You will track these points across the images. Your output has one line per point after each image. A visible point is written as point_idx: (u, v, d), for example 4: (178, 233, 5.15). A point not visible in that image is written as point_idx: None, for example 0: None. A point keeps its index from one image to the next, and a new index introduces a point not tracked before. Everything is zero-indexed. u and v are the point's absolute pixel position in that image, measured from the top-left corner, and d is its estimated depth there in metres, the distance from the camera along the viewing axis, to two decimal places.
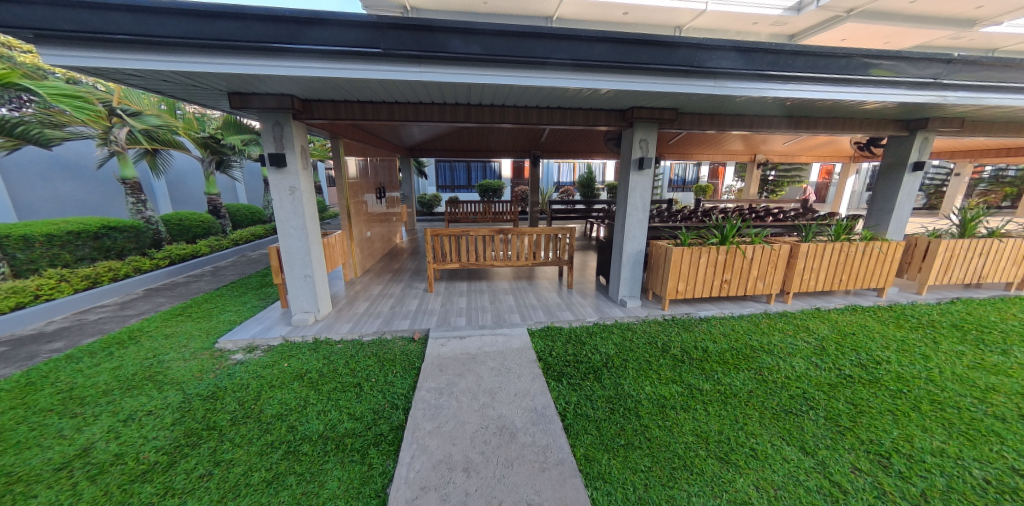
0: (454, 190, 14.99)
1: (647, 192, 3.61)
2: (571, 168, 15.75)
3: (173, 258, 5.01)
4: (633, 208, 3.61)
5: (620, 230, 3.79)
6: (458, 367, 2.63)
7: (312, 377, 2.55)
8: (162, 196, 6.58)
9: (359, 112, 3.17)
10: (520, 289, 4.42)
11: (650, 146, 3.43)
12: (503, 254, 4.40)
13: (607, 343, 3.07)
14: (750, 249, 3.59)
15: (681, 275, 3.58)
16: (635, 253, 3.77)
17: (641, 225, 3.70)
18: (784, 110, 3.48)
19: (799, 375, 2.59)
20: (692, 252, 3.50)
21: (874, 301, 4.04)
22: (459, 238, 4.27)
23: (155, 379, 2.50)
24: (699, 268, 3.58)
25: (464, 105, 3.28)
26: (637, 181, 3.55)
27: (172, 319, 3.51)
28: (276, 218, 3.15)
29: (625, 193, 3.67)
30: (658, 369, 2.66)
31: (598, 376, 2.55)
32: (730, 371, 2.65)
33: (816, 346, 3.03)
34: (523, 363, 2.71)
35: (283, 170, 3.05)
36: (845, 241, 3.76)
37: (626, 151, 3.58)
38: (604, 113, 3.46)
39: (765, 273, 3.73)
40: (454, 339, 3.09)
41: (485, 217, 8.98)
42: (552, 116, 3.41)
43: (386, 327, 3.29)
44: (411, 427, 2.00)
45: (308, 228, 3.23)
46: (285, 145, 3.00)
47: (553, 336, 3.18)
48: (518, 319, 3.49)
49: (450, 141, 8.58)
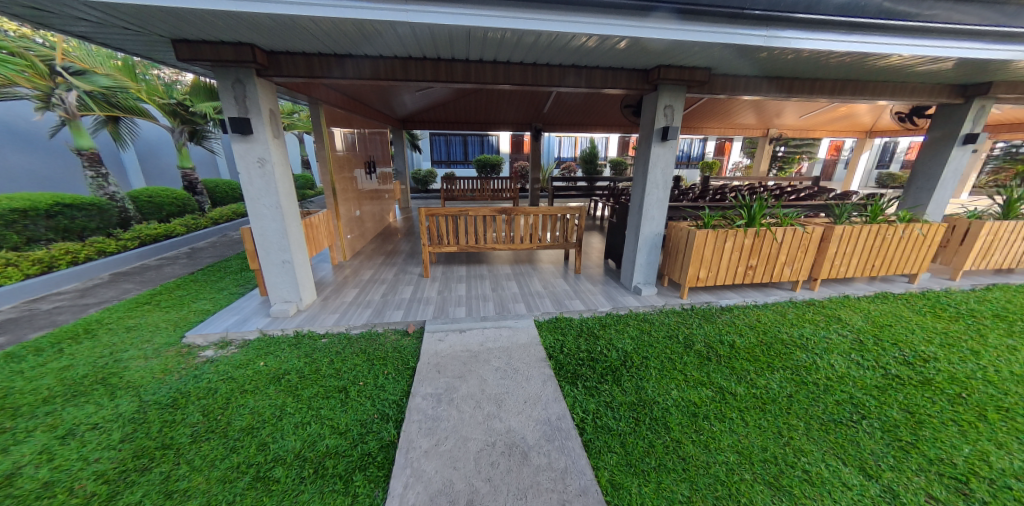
0: (450, 165, 14.28)
1: (669, 167, 3.19)
2: (572, 142, 15.00)
3: (143, 239, 4.58)
4: (653, 185, 3.20)
5: (635, 211, 3.41)
6: (458, 368, 2.31)
7: (291, 380, 2.22)
8: (131, 170, 6.04)
9: (337, 70, 2.65)
10: (524, 274, 4.08)
11: (675, 114, 3.00)
12: (506, 237, 4.01)
13: (623, 338, 2.77)
14: (780, 231, 3.23)
15: (703, 261, 3.24)
16: (652, 236, 3.40)
17: (661, 204, 3.31)
18: (831, 68, 3.01)
19: (841, 376, 2.30)
20: (717, 235, 3.15)
21: (905, 287, 3.74)
22: (458, 218, 3.86)
23: (108, 382, 2.16)
24: (723, 253, 3.24)
25: (462, 61, 2.76)
26: (659, 154, 3.12)
27: (137, 308, 3.13)
28: (245, 196, 2.71)
29: (643, 168, 3.26)
30: (683, 369, 2.37)
31: (616, 378, 2.26)
32: (764, 372, 2.36)
33: (854, 341, 2.74)
34: (531, 362, 2.40)
35: (249, 138, 2.57)
36: (883, 223, 3.42)
37: (647, 121, 3.13)
38: (625, 73, 2.96)
39: (794, 259, 3.38)
40: (453, 333, 2.77)
41: (484, 194, 8.51)
42: (566, 76, 2.91)
43: (376, 319, 2.95)
44: (404, 446, 1.70)
45: (284, 206, 2.81)
46: (250, 109, 2.52)
47: (564, 329, 2.87)
48: (523, 309, 3.16)
49: (446, 110, 7.94)
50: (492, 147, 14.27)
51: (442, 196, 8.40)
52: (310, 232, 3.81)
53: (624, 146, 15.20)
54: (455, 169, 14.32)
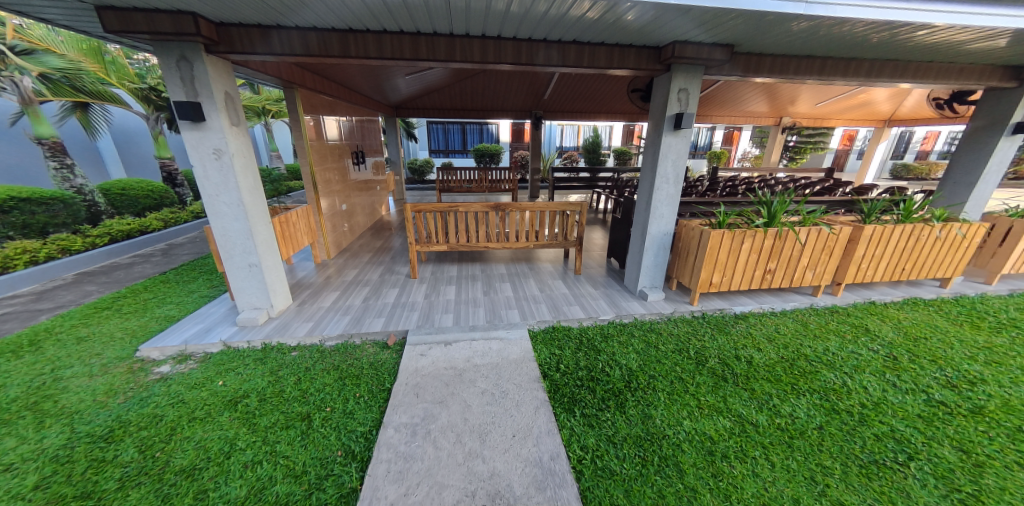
0: (448, 154, 13.83)
1: (681, 159, 2.84)
2: (575, 131, 14.48)
3: (114, 235, 4.30)
4: (662, 179, 2.87)
5: (643, 208, 3.08)
6: (439, 391, 2.04)
7: (249, 405, 1.95)
8: (109, 159, 5.74)
9: (300, 46, 2.29)
10: (519, 276, 3.77)
11: (690, 99, 2.64)
12: (500, 234, 3.68)
13: (627, 352, 2.49)
14: (803, 232, 2.90)
15: (717, 264, 2.93)
16: (660, 236, 3.08)
17: (672, 201, 2.97)
18: (872, 45, 2.61)
19: (877, 402, 2.00)
20: (732, 236, 2.83)
21: (936, 292, 3.41)
22: (447, 214, 3.52)
23: (40, 408, 1.89)
24: (739, 255, 2.92)
25: (446, 35, 2.39)
26: (671, 144, 2.77)
27: (95, 315, 2.87)
28: (201, 192, 2.39)
29: (651, 160, 2.92)
30: (695, 393, 2.08)
31: (620, 404, 1.98)
32: (789, 396, 2.07)
33: (887, 357, 2.43)
34: (522, 383, 2.11)
35: (202, 126, 2.25)
36: (918, 223, 3.07)
37: (658, 106, 2.78)
38: (634, 50, 2.58)
39: (818, 262, 3.06)
40: (437, 347, 2.49)
41: (481, 186, 8.14)
42: (566, 55, 2.54)
43: (354, 329, 2.66)
44: (366, 496, 1.43)
45: (247, 203, 2.50)
46: (200, 92, 2.18)
47: (561, 342, 2.58)
48: (516, 316, 2.87)
49: (441, 95, 7.50)
50: (491, 136, 13.79)
51: (438, 187, 8.05)
52: (285, 230, 3.50)
53: (629, 135, 14.63)
54: (453, 159, 13.87)
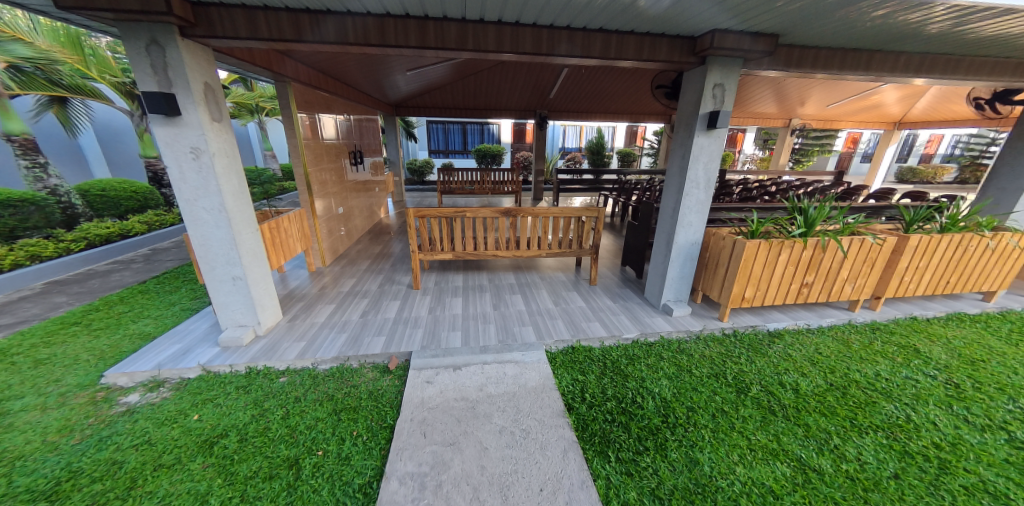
0: (448, 154, 13.53)
1: (714, 162, 2.59)
2: (577, 131, 14.25)
3: (92, 239, 3.99)
4: (692, 184, 2.62)
5: (669, 215, 2.82)
6: (450, 430, 1.76)
7: (228, 448, 1.66)
8: (92, 158, 5.44)
9: (290, 30, 1.99)
10: (529, 286, 3.50)
11: (726, 95, 2.39)
12: (510, 241, 3.41)
13: (657, 378, 2.23)
14: (845, 242, 2.65)
15: (750, 278, 2.67)
16: (687, 245, 2.82)
17: (701, 208, 2.71)
18: (928, 38, 2.35)
19: (953, 442, 1.74)
20: (768, 247, 2.58)
21: (981, 306, 3.16)
22: (453, 220, 3.24)
23: None
24: (775, 268, 2.67)
25: (457, 20, 2.11)
26: (703, 146, 2.52)
27: (60, 333, 2.56)
28: (178, 197, 2.10)
29: (680, 163, 2.66)
30: (744, 431, 1.82)
31: (659, 445, 1.71)
32: (850, 434, 1.80)
33: (950, 385, 2.17)
34: (545, 419, 1.84)
35: (178, 121, 1.96)
36: (965, 232, 2.83)
37: (689, 104, 2.52)
38: (666, 40, 2.31)
39: (858, 275, 2.81)
40: (445, 372, 2.21)
41: (483, 187, 7.87)
42: (590, 45, 2.27)
43: (351, 350, 2.38)
44: None
45: (230, 210, 2.21)
46: (174, 82, 1.90)
47: (583, 366, 2.31)
48: (531, 335, 2.59)
49: (442, 93, 7.22)
50: (492, 136, 13.51)
51: (439, 189, 7.76)
52: (275, 237, 3.20)
53: (632, 136, 14.40)
54: (453, 159, 13.58)
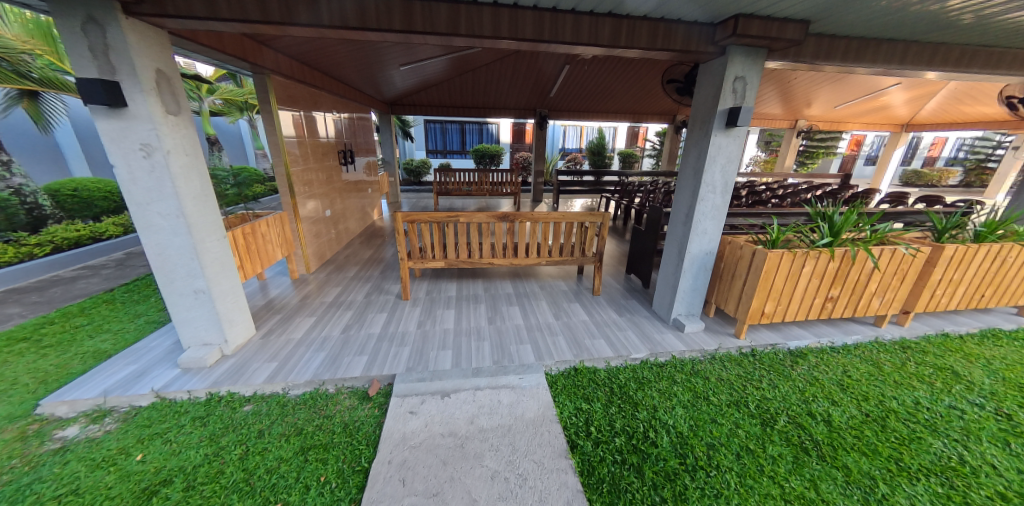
0: (446, 155, 13.26)
1: (732, 164, 2.34)
2: (578, 132, 14.00)
3: (59, 244, 3.73)
4: (708, 188, 2.38)
5: (681, 222, 2.57)
6: (434, 476, 1.50)
7: (170, 500, 1.40)
8: (71, 156, 5.21)
9: (254, 10, 1.73)
10: (528, 296, 3.25)
11: (747, 90, 2.15)
12: (507, 248, 3.16)
13: (672, 408, 1.97)
14: (876, 254, 2.41)
15: (771, 292, 2.43)
16: (701, 255, 2.58)
17: (717, 214, 2.47)
18: (974, 28, 2.11)
19: (1021, 492, 1.49)
20: (792, 258, 2.34)
21: (1017, 321, 2.91)
22: (446, 225, 2.98)
23: None
24: (798, 282, 2.42)
25: (447, 1, 1.85)
26: (721, 146, 2.27)
27: (3, 350, 2.30)
28: (127, 200, 1.84)
29: (695, 165, 2.41)
30: (776, 477, 1.57)
31: (679, 496, 1.46)
32: (900, 481, 1.55)
33: (1002, 416, 1.92)
34: (545, 462, 1.59)
35: (124, 114, 1.70)
36: (1003, 242, 2.59)
37: (707, 99, 2.27)
38: (682, 28, 2.07)
39: (888, 289, 2.56)
40: (433, 399, 1.95)
41: (481, 189, 7.66)
42: (598, 33, 2.02)
43: (327, 373, 2.12)
44: None
45: (190, 215, 1.95)
46: (118, 68, 1.64)
47: (588, 393, 2.06)
48: (530, 354, 2.34)
49: (439, 90, 6.96)
50: (491, 136, 13.25)
51: (436, 190, 7.53)
52: (251, 244, 2.91)
53: (634, 137, 14.15)
54: (451, 159, 13.31)
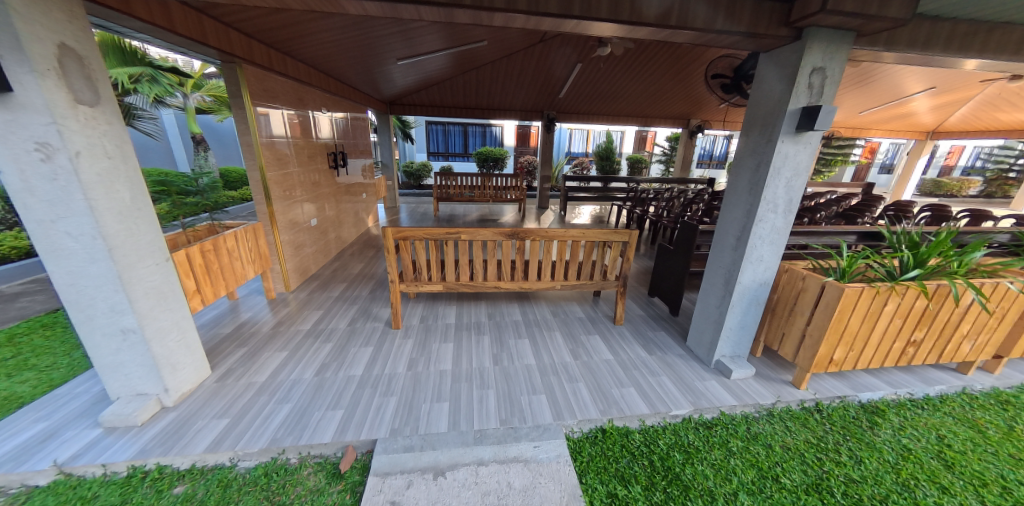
0: (447, 157, 12.82)
1: (799, 178, 1.89)
2: (584, 136, 13.55)
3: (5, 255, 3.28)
4: (769, 207, 1.93)
5: (730, 246, 2.12)
6: None
7: None
8: None
9: None
10: (538, 326, 2.79)
11: (825, 87, 1.71)
12: (516, 270, 2.70)
13: (736, 498, 1.49)
14: (975, 290, 1.94)
15: (844, 335, 1.97)
16: (754, 287, 2.12)
17: (777, 238, 2.01)
18: None
19: None
20: (873, 295, 1.88)
21: None
22: (444, 243, 2.52)
23: None
24: (878, 323, 1.96)
25: None
26: (788, 156, 1.82)
27: None
28: (23, 217, 1.38)
29: (751, 177, 1.96)
30: None
31: None
32: None
33: None
34: None
35: (9, 101, 1.25)
36: None
37: (770, 97, 1.83)
38: (748, 4, 1.62)
39: (982, 331, 2.09)
40: (422, 481, 1.49)
41: (483, 194, 7.20)
42: (640, 10, 1.58)
43: (289, 438, 1.66)
44: None
45: (112, 235, 1.50)
46: None
47: (623, 470, 1.60)
48: (545, 411, 1.88)
49: (440, 89, 6.52)
50: (495, 139, 12.84)
51: (436, 195, 7.14)
52: (212, 264, 2.39)
53: (641, 142, 13.67)
54: (453, 162, 12.87)
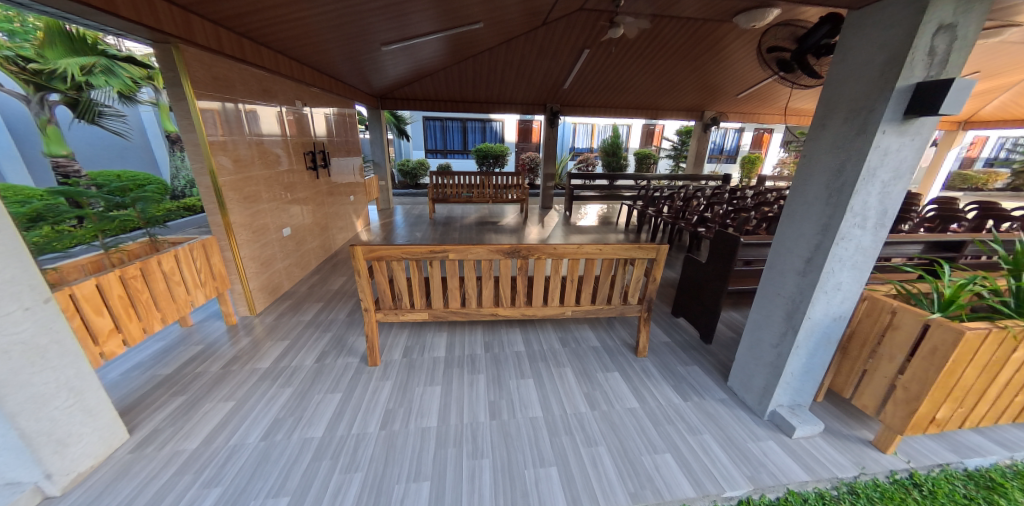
0: (446, 154, 12.30)
1: (900, 182, 1.39)
2: (589, 131, 12.97)
3: None
4: (856, 221, 1.43)
5: (796, 270, 1.63)
6: None
7: None
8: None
9: None
10: (545, 360, 2.32)
11: (949, 54, 1.21)
12: (517, 293, 2.22)
13: None
14: None
15: (954, 388, 1.47)
16: (825, 322, 1.63)
17: (862, 261, 1.51)
18: None
19: None
20: (1001, 338, 1.39)
21: None
22: (429, 262, 2.04)
23: None
24: (1000, 372, 1.47)
25: None
26: (888, 151, 1.32)
27: None
28: None
29: (831, 180, 1.46)
30: None
31: None
32: None
33: None
34: None
35: None
36: None
37: (865, 71, 1.32)
38: None
39: None
40: None
41: (482, 194, 6.69)
42: None
43: None
44: None
45: None
46: None
47: None
48: (559, 497, 1.41)
49: (435, 80, 6.00)
50: (496, 135, 12.31)
51: (431, 195, 6.63)
52: (139, 293, 1.92)
53: (649, 136, 13.09)
54: (452, 160, 12.35)
